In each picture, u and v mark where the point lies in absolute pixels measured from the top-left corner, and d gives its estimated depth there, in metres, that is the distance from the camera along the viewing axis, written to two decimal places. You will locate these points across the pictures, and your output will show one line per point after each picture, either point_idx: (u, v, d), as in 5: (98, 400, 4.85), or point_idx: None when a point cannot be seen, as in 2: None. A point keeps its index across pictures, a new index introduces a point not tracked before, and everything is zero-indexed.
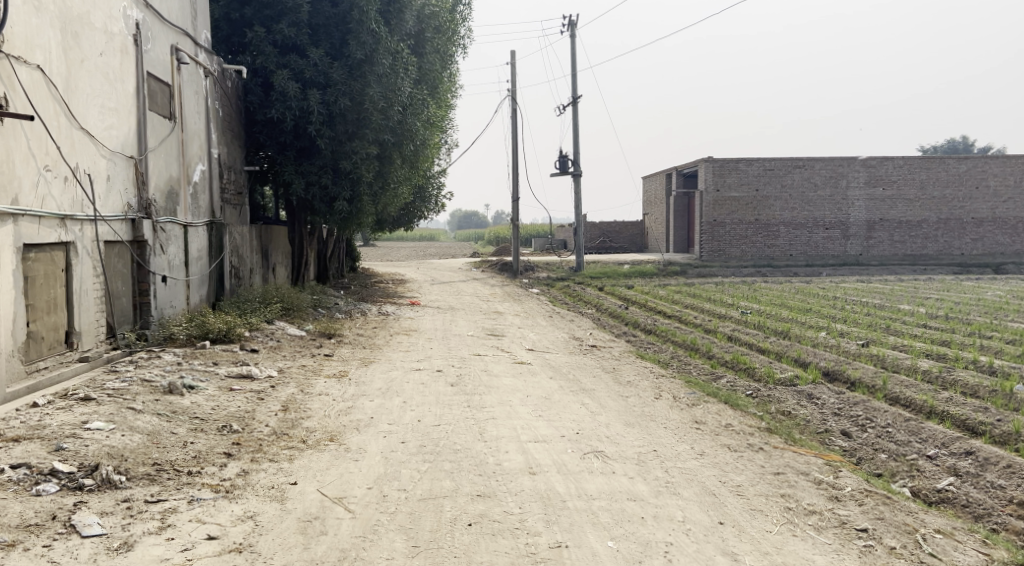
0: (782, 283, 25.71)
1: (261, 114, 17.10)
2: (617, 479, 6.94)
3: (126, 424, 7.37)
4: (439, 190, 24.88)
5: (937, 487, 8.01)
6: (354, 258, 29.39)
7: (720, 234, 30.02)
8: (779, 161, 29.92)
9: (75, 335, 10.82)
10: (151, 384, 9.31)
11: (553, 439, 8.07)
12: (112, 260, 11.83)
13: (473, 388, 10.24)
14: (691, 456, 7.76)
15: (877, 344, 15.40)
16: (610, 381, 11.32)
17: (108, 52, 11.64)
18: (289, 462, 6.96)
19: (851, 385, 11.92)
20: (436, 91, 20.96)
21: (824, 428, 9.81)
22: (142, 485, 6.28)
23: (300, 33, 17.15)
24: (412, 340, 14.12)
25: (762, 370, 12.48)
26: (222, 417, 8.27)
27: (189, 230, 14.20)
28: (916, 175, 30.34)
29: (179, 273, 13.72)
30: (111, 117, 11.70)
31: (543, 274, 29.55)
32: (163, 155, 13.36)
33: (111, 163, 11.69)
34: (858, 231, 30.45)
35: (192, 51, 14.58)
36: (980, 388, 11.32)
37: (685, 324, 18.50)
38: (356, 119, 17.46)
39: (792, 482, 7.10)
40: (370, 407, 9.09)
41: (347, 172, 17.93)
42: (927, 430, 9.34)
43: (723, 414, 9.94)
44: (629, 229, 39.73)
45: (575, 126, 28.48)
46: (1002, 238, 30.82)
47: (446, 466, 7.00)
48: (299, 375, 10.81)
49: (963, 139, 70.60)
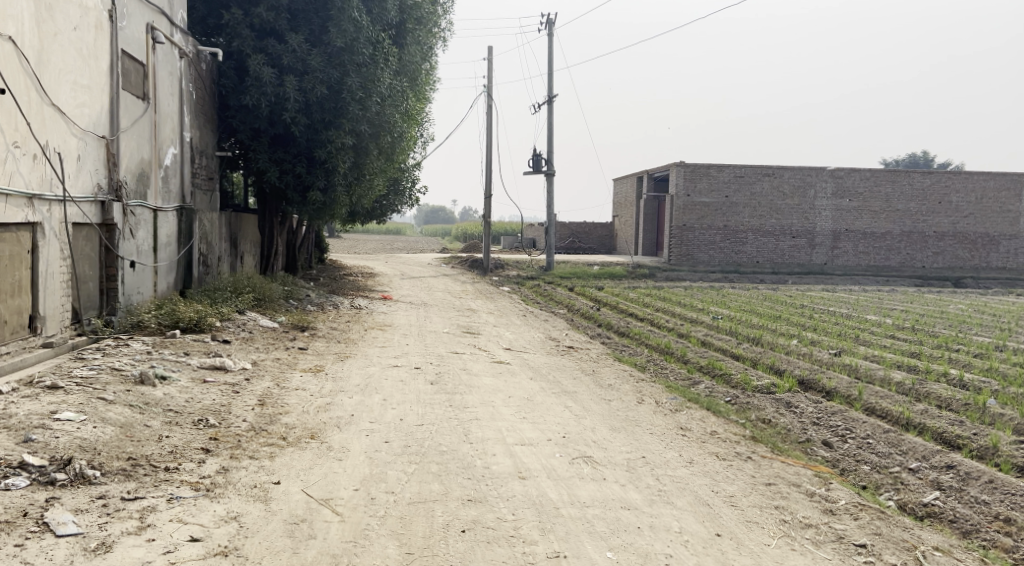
0: (749, 290, 25.80)
1: (235, 99, 16.72)
2: (609, 486, 6.77)
3: (97, 416, 7.03)
4: (412, 183, 24.56)
5: (923, 501, 7.94)
6: (323, 250, 28.93)
7: (690, 239, 30.03)
8: (750, 169, 30.00)
9: (40, 319, 10.41)
10: (120, 373, 8.96)
11: (540, 443, 7.88)
12: (79, 243, 11.42)
13: (453, 387, 10.01)
14: (681, 463, 7.62)
15: (849, 354, 15.41)
16: (590, 383, 11.15)
17: (82, 26, 11.22)
18: (270, 460, 6.68)
19: (827, 394, 11.88)
20: (415, 83, 20.65)
21: (806, 437, 9.74)
22: (118, 481, 5.97)
23: (278, 18, 16.78)
24: (386, 335, 13.84)
25: (738, 377, 12.40)
26: (198, 410, 7.96)
27: (159, 215, 13.79)
28: (882, 187, 30.62)
29: (148, 258, 13.31)
30: (84, 94, 11.29)
31: (513, 273, 29.35)
32: (135, 137, 12.95)
33: (82, 142, 11.27)
34: (824, 241, 30.68)
35: (168, 30, 14.15)
36: (954, 401, 11.34)
37: (657, 328, 18.43)
38: (333, 109, 17.16)
39: (784, 494, 6.98)
40: (350, 404, 8.83)
41: (322, 162, 17.62)
42: (907, 443, 9.29)
43: (707, 421, 9.84)
44: (599, 230, 39.69)
45: (550, 125, 28.34)
46: (964, 252, 31.25)
47: (434, 468, 6.78)
48: (274, 368, 10.50)
49: (924, 156, 71.86)
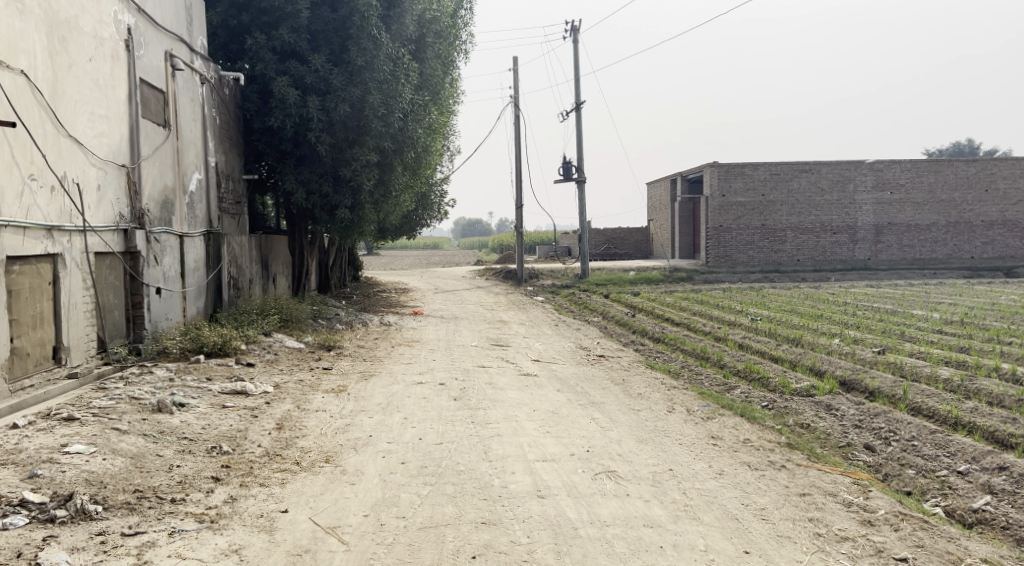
0: (790, 289, 25.20)
1: (259, 122, 16.71)
2: (632, 502, 6.48)
3: (108, 447, 6.91)
4: (441, 196, 24.46)
5: (973, 507, 7.53)
6: (356, 267, 28.97)
7: (726, 240, 29.52)
8: (786, 166, 29.45)
9: (64, 351, 10.38)
10: (139, 402, 8.87)
11: (563, 458, 7.62)
12: (102, 272, 11.41)
13: (477, 403, 9.76)
14: (710, 475, 7.30)
15: (894, 351, 14.89)
16: (620, 393, 10.85)
17: (98, 57, 11.23)
18: (281, 487, 6.51)
19: (870, 394, 11.43)
20: (439, 96, 20.54)
21: (846, 442, 9.34)
22: (121, 515, 5.84)
23: (299, 40, 16.76)
24: (414, 352, 13.68)
25: (777, 380, 12.00)
26: (213, 437, 7.83)
27: (185, 240, 13.78)
28: (924, 178, 29.84)
29: (175, 284, 13.30)
30: (101, 124, 11.30)
31: (547, 282, 29.09)
32: (158, 164, 12.96)
33: (102, 172, 11.27)
34: (866, 235, 29.98)
35: (188, 57, 14.17)
36: (1006, 398, 10.83)
37: (693, 332, 18.04)
38: (356, 126, 17.08)
39: (819, 505, 6.63)
40: (369, 424, 8.63)
41: (348, 180, 17.53)
42: (956, 444, 8.85)
43: (741, 428, 9.49)
44: (634, 235, 39.27)
45: (579, 132, 28.10)
46: (1013, 241, 30.26)
47: (449, 489, 6.55)
48: (296, 390, 10.36)
49: (967, 143, 70.46)
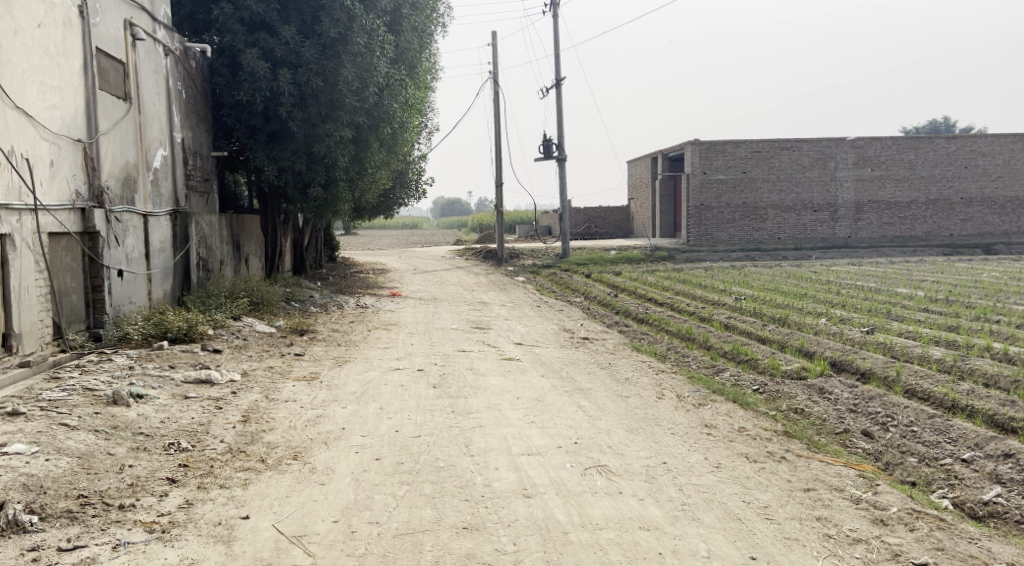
0: (771, 267, 24.82)
1: (228, 96, 15.94)
2: (626, 501, 5.97)
3: (52, 446, 6.33)
4: (418, 174, 23.82)
5: (983, 499, 7.07)
6: (334, 248, 28.32)
7: (706, 218, 29.09)
8: (767, 143, 28.99)
9: (14, 337, 9.69)
10: (93, 394, 8.23)
11: (549, 452, 7.10)
12: (57, 254, 10.74)
13: (457, 391, 9.25)
14: (707, 469, 6.80)
15: (883, 331, 14.48)
16: (606, 378, 10.36)
17: (47, 23, 10.49)
18: (243, 488, 6.00)
19: (862, 376, 10.98)
20: (415, 71, 19.86)
21: (843, 428, 8.87)
22: (59, 526, 5.36)
23: (268, 10, 16.00)
24: (391, 335, 13.10)
25: (766, 361, 11.55)
26: (172, 433, 7.23)
27: (150, 221, 13.10)
28: (904, 155, 29.48)
29: (139, 266, 12.62)
30: (53, 95, 10.58)
31: (528, 261, 28.53)
32: (118, 139, 12.23)
33: (55, 147, 10.57)
34: (847, 213, 29.63)
35: (150, 26, 13.42)
36: (1002, 379, 10.40)
37: (677, 312, 17.57)
38: (329, 101, 16.31)
39: (826, 501, 6.15)
40: (342, 416, 8.08)
41: (321, 157, 16.83)
42: (957, 430, 8.43)
43: (735, 415, 9.00)
44: (614, 215, 38.79)
45: (558, 108, 27.53)
46: (992, 218, 30.01)
47: (427, 489, 6.03)
48: (265, 378, 9.77)
49: (944, 121, 70.22)
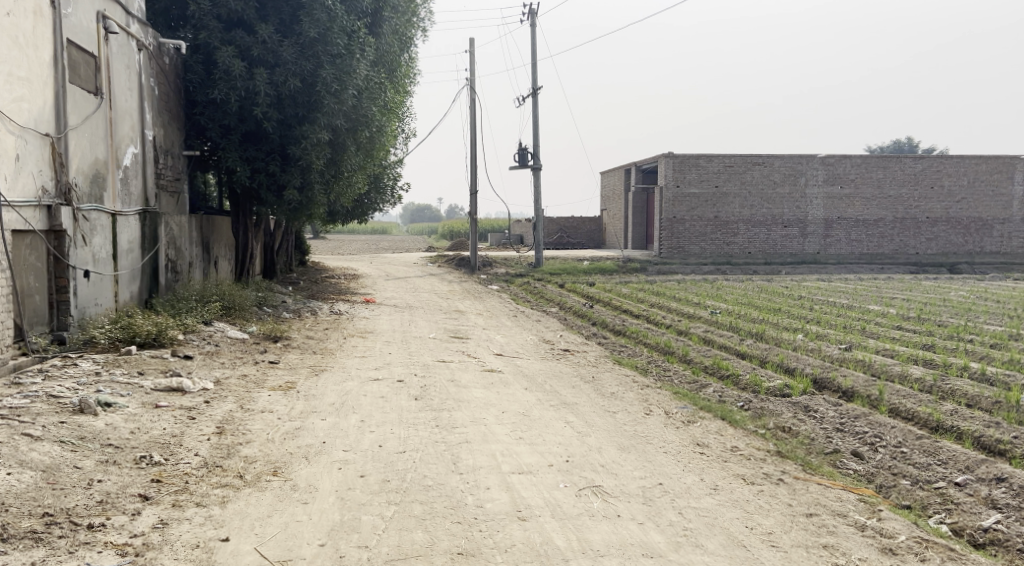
0: (743, 281, 24.81)
1: (202, 94, 15.47)
2: (626, 526, 5.75)
3: (16, 458, 5.95)
4: (394, 179, 23.46)
5: (983, 526, 6.93)
6: (304, 251, 27.82)
7: (679, 231, 29.03)
8: (740, 158, 29.02)
9: None
10: (57, 401, 7.79)
11: (541, 470, 6.83)
12: (21, 252, 10.26)
13: (440, 403, 8.93)
14: (705, 491, 6.56)
15: (860, 348, 14.39)
16: (591, 392, 10.11)
17: (17, 12, 10.04)
18: (221, 507, 5.71)
19: (845, 394, 10.83)
20: (394, 74, 19.53)
21: (833, 448, 8.66)
22: (24, 548, 5.10)
23: (247, 7, 15.56)
24: (368, 344, 12.75)
25: (748, 378, 11.36)
26: (143, 444, 6.86)
27: (118, 220, 12.64)
28: (874, 173, 29.66)
29: (106, 267, 12.16)
30: (21, 87, 10.12)
31: (501, 270, 28.26)
32: (87, 135, 11.78)
33: (21, 141, 10.11)
34: (817, 229, 29.71)
35: (123, 20, 12.98)
36: (984, 400, 10.30)
37: (654, 325, 17.37)
38: (307, 103, 15.94)
39: (830, 528, 5.98)
40: (321, 429, 7.72)
41: (296, 159, 16.41)
42: (946, 451, 8.27)
43: (726, 434, 8.77)
44: (587, 224, 38.66)
45: (535, 116, 27.34)
46: (957, 237, 30.29)
47: (417, 510, 5.73)
48: (239, 387, 9.37)
49: (908, 142, 71.31)
